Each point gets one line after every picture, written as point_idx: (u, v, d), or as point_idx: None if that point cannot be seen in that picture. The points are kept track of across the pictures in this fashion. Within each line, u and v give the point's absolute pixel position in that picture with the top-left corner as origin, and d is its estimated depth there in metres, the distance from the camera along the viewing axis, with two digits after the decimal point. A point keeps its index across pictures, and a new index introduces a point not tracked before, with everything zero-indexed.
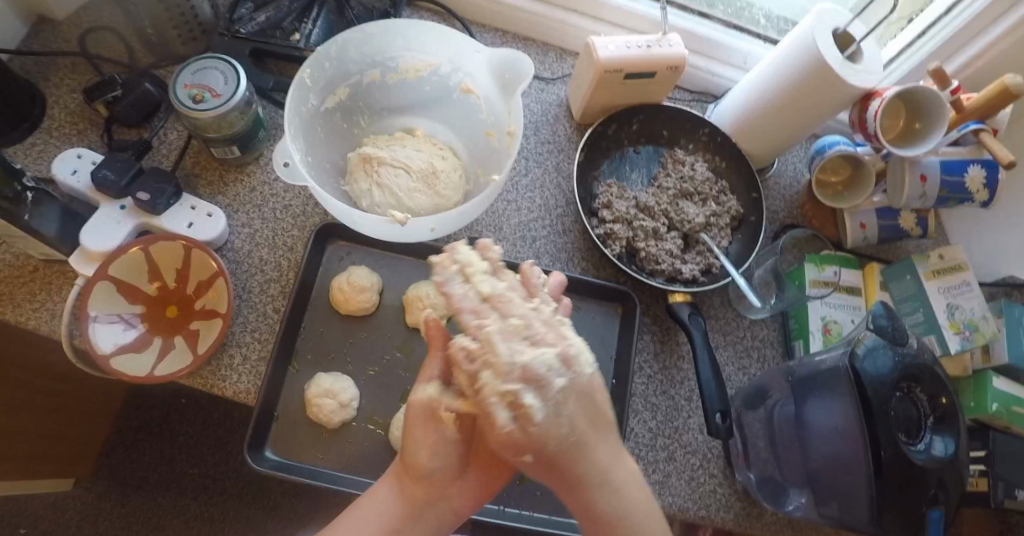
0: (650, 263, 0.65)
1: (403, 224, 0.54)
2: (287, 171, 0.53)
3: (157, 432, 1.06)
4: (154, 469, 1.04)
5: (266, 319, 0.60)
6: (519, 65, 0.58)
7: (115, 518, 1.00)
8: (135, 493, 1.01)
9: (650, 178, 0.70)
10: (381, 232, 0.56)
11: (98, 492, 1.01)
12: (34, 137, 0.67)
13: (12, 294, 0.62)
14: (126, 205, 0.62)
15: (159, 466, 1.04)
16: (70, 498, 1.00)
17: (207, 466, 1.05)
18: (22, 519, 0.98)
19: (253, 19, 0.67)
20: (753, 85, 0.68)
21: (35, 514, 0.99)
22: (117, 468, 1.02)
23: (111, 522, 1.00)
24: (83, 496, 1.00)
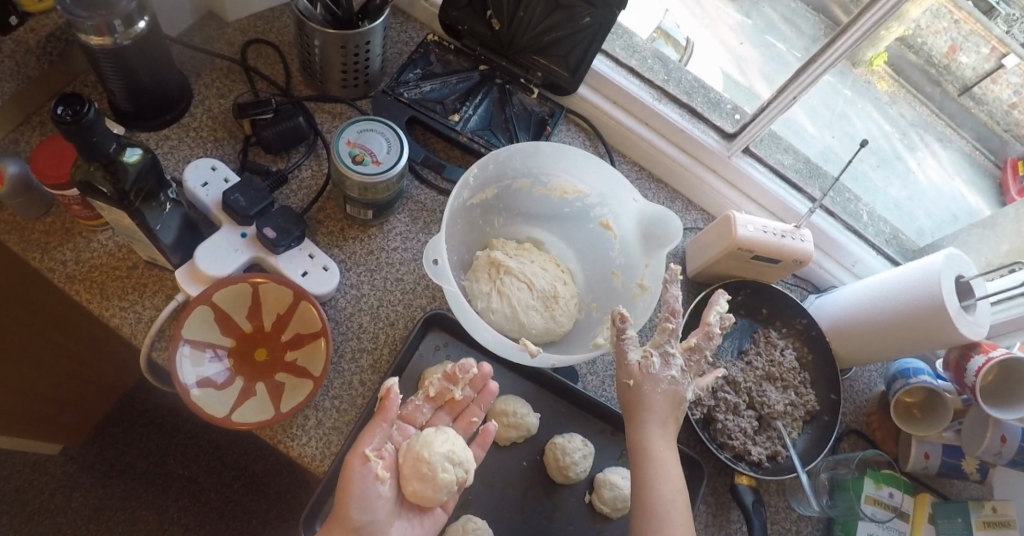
0: (724, 436, 0.66)
1: (534, 356, 0.53)
2: (436, 270, 0.52)
3: (158, 422, 1.03)
4: (143, 458, 1.01)
5: (352, 389, 0.60)
6: (666, 223, 0.58)
7: (90, 497, 0.97)
8: (117, 478, 0.99)
9: (739, 350, 0.72)
10: (500, 350, 0.55)
11: (81, 465, 0.99)
12: (171, 129, 0.68)
13: (105, 285, 0.61)
14: (247, 233, 0.62)
15: (148, 456, 1.01)
16: (51, 462, 0.98)
17: (198, 471, 1.01)
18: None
19: (417, 87, 0.70)
20: (862, 294, 0.70)
21: (13, 468, 0.97)
22: (106, 446, 1.00)
23: (84, 499, 0.97)
24: (65, 464, 0.98)
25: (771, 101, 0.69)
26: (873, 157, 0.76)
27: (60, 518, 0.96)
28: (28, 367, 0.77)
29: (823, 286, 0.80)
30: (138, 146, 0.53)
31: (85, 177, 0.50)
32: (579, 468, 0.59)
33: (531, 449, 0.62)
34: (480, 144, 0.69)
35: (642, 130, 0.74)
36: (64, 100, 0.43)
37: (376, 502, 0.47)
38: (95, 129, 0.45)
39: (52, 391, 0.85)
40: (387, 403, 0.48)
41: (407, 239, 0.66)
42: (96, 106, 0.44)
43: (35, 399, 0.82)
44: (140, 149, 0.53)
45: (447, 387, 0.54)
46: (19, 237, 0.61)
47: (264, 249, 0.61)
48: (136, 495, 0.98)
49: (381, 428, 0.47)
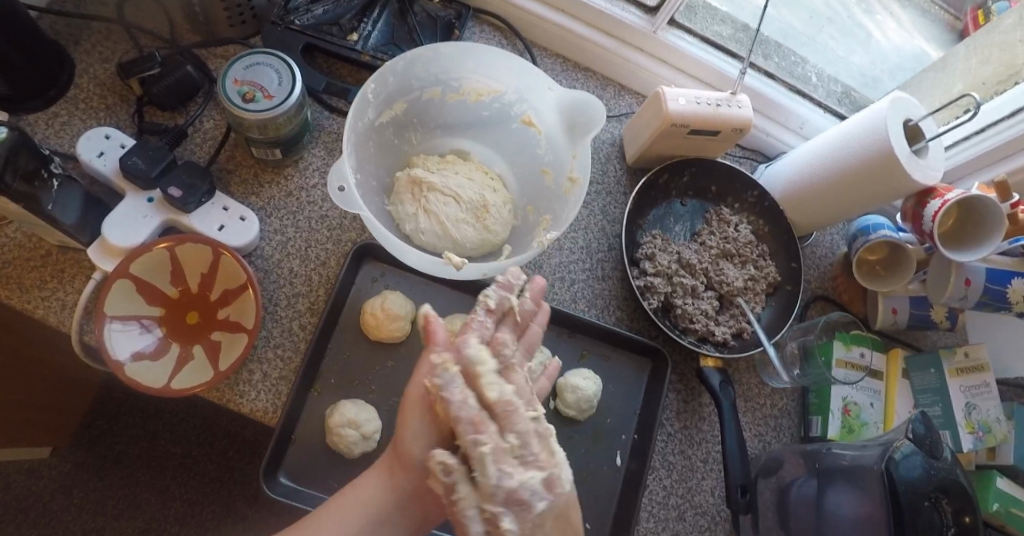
0: (685, 321, 0.64)
1: (458, 268, 0.51)
2: (341, 196, 0.50)
3: (142, 407, 1.03)
4: (134, 444, 1.02)
5: (292, 335, 0.58)
6: (591, 109, 0.56)
7: (90, 490, 0.99)
8: (112, 468, 1.00)
9: (693, 233, 0.69)
10: (429, 271, 0.53)
11: (76, 462, 1.00)
12: (58, 107, 0.63)
13: (21, 279, 0.59)
14: (154, 197, 0.58)
15: (139, 442, 1.02)
16: (47, 467, 0.99)
17: (191, 447, 1.03)
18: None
19: (309, 11, 0.64)
20: (813, 155, 0.67)
21: (9, 479, 0.97)
22: (98, 442, 1.01)
23: (85, 493, 0.98)
24: (60, 464, 0.99)
25: None
26: (837, 28, 0.78)
27: (68, 517, 0.97)
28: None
29: (772, 154, 0.76)
30: (5, 126, 0.49)
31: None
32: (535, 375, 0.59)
33: None
34: (384, 59, 0.64)
35: (559, 18, 0.69)
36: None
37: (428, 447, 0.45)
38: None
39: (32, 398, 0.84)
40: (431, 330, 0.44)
41: (326, 174, 0.63)
42: None
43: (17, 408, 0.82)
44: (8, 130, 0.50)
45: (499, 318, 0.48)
46: None
47: (173, 210, 0.58)
48: (139, 482, 1.00)
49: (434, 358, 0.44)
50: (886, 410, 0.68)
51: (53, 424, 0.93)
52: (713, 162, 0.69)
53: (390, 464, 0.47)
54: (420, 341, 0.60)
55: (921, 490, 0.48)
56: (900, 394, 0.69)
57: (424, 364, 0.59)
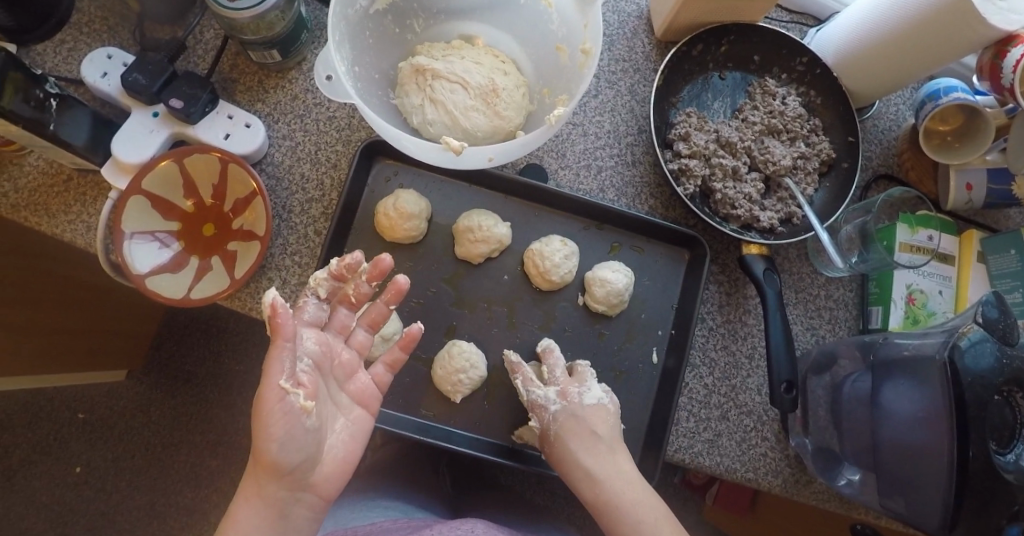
0: (725, 207, 0.59)
1: (459, 154, 0.48)
2: (329, 86, 0.48)
3: (204, 328, 1.06)
4: (201, 365, 1.06)
5: (307, 242, 0.57)
6: None
7: (166, 409, 1.05)
8: (183, 387, 1.05)
9: (734, 109, 0.62)
10: (434, 162, 0.51)
11: (150, 382, 1.05)
12: (63, 33, 0.62)
13: (48, 205, 0.60)
14: (159, 112, 0.57)
15: (206, 361, 1.06)
16: (125, 387, 1.05)
17: (254, 365, 1.05)
18: (83, 402, 1.05)
19: None
20: (867, 6, 0.57)
21: (92, 399, 1.05)
22: (167, 363, 1.06)
23: (162, 411, 1.05)
24: (137, 385, 1.05)
25: None
26: None
27: (149, 431, 1.05)
28: (40, 312, 0.79)
29: (824, 16, 0.67)
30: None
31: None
32: (561, 270, 0.56)
33: (510, 262, 0.58)
34: None
35: None
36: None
37: (305, 438, 0.41)
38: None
39: (90, 329, 0.90)
40: (277, 322, 0.39)
41: None
42: None
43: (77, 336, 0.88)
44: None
45: (339, 287, 0.47)
46: None
47: (179, 123, 0.57)
48: (208, 397, 1.05)
49: (284, 350, 0.40)
50: (957, 296, 0.61)
51: (119, 354, 0.98)
52: (730, 38, 0.62)
53: (254, 476, 0.41)
54: (441, 241, 0.58)
55: (991, 383, 0.43)
56: (975, 280, 0.61)
57: (445, 264, 0.57)
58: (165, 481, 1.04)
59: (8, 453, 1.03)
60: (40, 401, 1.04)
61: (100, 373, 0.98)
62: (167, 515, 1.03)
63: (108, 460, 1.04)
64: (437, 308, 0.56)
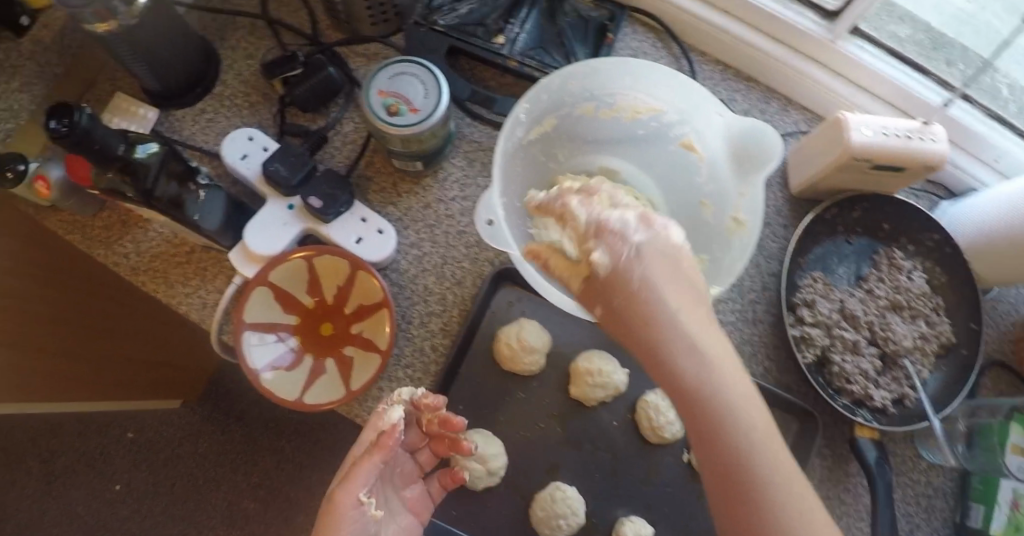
0: (841, 381, 0.58)
1: None
2: (489, 231, 0.49)
3: None
4: (256, 405, 1.07)
5: (423, 356, 0.56)
6: (762, 138, 0.50)
7: (216, 442, 1.06)
8: (235, 424, 1.06)
9: (858, 276, 0.62)
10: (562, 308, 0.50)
11: (203, 416, 1.07)
12: (204, 102, 0.63)
13: (166, 274, 0.60)
14: (294, 204, 0.57)
15: (260, 403, 1.07)
16: (177, 415, 1.07)
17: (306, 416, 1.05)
18: (134, 422, 1.07)
19: (454, 10, 0.60)
20: (996, 203, 0.57)
21: (145, 422, 1.07)
22: (222, 399, 1.08)
23: (211, 443, 1.06)
24: (189, 416, 1.07)
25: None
26: None
27: (195, 463, 1.06)
28: (92, 337, 0.79)
29: (958, 190, 0.66)
30: (153, 141, 0.51)
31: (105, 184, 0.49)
32: (674, 427, 0.55)
33: (619, 407, 0.58)
34: (533, 66, 0.59)
35: (720, 19, 0.62)
36: (52, 112, 0.41)
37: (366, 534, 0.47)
38: (92, 134, 0.43)
39: (150, 358, 0.92)
40: (383, 443, 0.44)
41: (466, 186, 0.59)
42: (85, 109, 0.42)
43: (139, 366, 0.91)
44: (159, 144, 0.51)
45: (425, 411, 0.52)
46: (83, 236, 0.61)
47: (313, 219, 0.57)
48: (258, 438, 1.06)
49: (374, 467, 0.45)
50: None
51: (173, 388, 1.00)
52: (862, 201, 0.62)
53: None
54: (554, 375, 0.57)
55: None
56: None
57: (555, 401, 0.57)
58: (201, 514, 1.04)
59: (56, 458, 1.06)
60: (93, 417, 1.07)
61: (153, 402, 1.00)
62: None
63: (150, 483, 1.06)
64: (541, 444, 0.56)
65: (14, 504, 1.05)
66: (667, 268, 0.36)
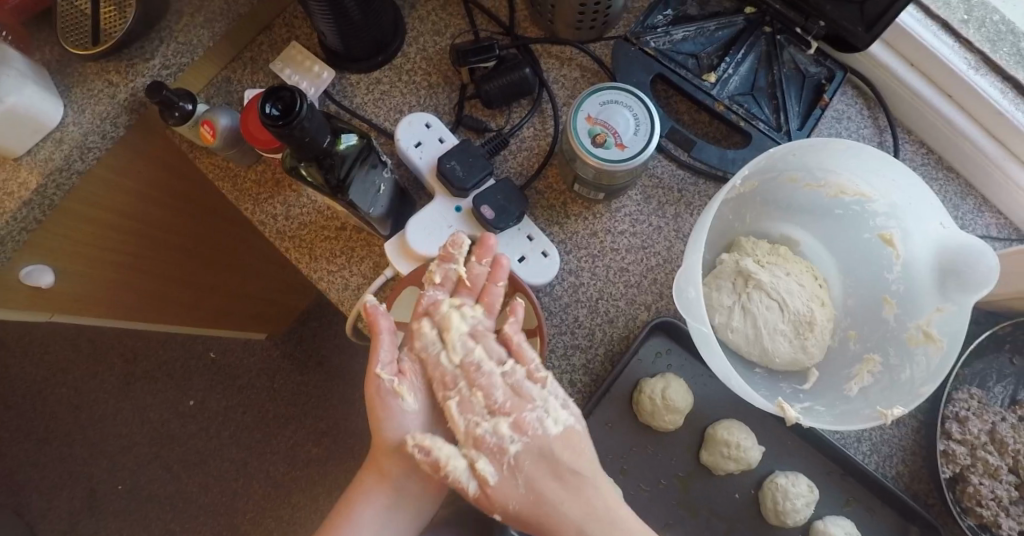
0: (970, 501, 0.56)
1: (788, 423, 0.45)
2: (681, 300, 0.46)
3: None
4: (335, 355, 1.08)
5: (561, 390, 0.55)
6: (976, 257, 0.46)
7: (291, 380, 1.09)
8: (314, 369, 1.08)
9: (1014, 400, 0.59)
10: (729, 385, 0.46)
11: (285, 351, 1.09)
12: (383, 73, 0.60)
13: (313, 245, 0.58)
14: (462, 207, 0.55)
15: (340, 355, 1.08)
16: (260, 346, 1.10)
17: None
18: (218, 344, 1.10)
19: (668, 35, 0.58)
20: None
21: (228, 347, 1.10)
22: (305, 340, 1.09)
23: (286, 380, 1.09)
24: (271, 349, 1.10)
25: None
26: None
27: (267, 396, 1.09)
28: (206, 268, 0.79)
29: None
30: (354, 132, 0.49)
31: (295, 168, 0.48)
32: (798, 516, 0.53)
33: (745, 480, 0.56)
34: (740, 114, 0.56)
35: (943, 102, 0.60)
36: (275, 97, 0.43)
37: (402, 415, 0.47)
38: (304, 127, 0.42)
39: (259, 295, 0.92)
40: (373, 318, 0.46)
41: (638, 222, 0.56)
42: (307, 101, 0.41)
43: (250, 301, 0.92)
44: (354, 139, 0.49)
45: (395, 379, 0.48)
46: (233, 186, 0.60)
47: (478, 227, 0.54)
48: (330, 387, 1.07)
49: (383, 342, 0.46)
50: None
51: (272, 320, 1.01)
52: None
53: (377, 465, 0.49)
54: (687, 437, 0.56)
55: None
56: None
57: (683, 461, 0.56)
58: (261, 445, 1.07)
59: (139, 360, 1.11)
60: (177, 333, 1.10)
61: (244, 333, 1.03)
62: (253, 478, 1.06)
63: (222, 405, 1.09)
64: (661, 502, 0.54)
65: (95, 396, 1.10)
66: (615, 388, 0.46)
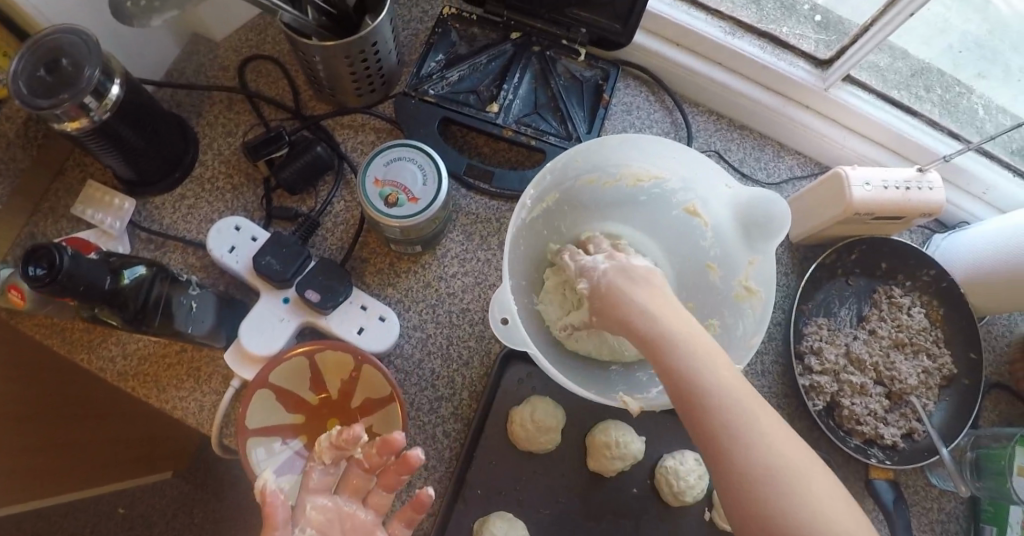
0: (851, 423, 0.59)
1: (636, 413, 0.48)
2: (505, 330, 0.51)
3: None
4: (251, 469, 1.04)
5: (437, 444, 0.55)
6: (769, 207, 0.49)
7: (212, 509, 1.03)
8: (232, 490, 1.03)
9: (859, 317, 0.63)
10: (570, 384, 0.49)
11: (196, 482, 1.04)
12: (184, 187, 0.59)
13: (157, 377, 0.57)
14: (290, 296, 0.55)
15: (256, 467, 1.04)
16: (170, 486, 1.04)
17: None
18: (124, 498, 1.03)
19: (443, 78, 0.59)
20: (991, 239, 0.60)
21: (135, 497, 1.03)
22: (216, 463, 1.05)
23: (208, 510, 1.03)
24: (181, 484, 1.04)
25: (859, 36, 0.58)
26: None
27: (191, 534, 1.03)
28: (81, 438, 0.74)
29: (950, 223, 0.69)
30: (139, 264, 0.49)
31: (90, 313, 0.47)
32: (694, 491, 0.54)
33: (639, 474, 0.57)
34: (529, 134, 0.59)
35: (715, 71, 0.63)
36: (34, 256, 0.41)
37: None
38: (74, 275, 0.41)
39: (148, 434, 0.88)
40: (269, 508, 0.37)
41: (466, 261, 0.58)
42: (66, 250, 0.41)
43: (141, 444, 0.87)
44: (144, 266, 0.49)
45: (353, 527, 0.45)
46: (62, 340, 0.57)
47: (311, 312, 0.55)
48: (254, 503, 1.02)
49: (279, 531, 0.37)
50: None
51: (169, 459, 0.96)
52: (862, 242, 0.63)
53: None
54: (571, 450, 0.57)
55: None
56: None
57: (576, 474, 0.56)
58: None
59: None
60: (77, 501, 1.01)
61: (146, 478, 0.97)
62: None
63: None
64: (567, 520, 0.55)
65: None
66: (635, 283, 0.41)
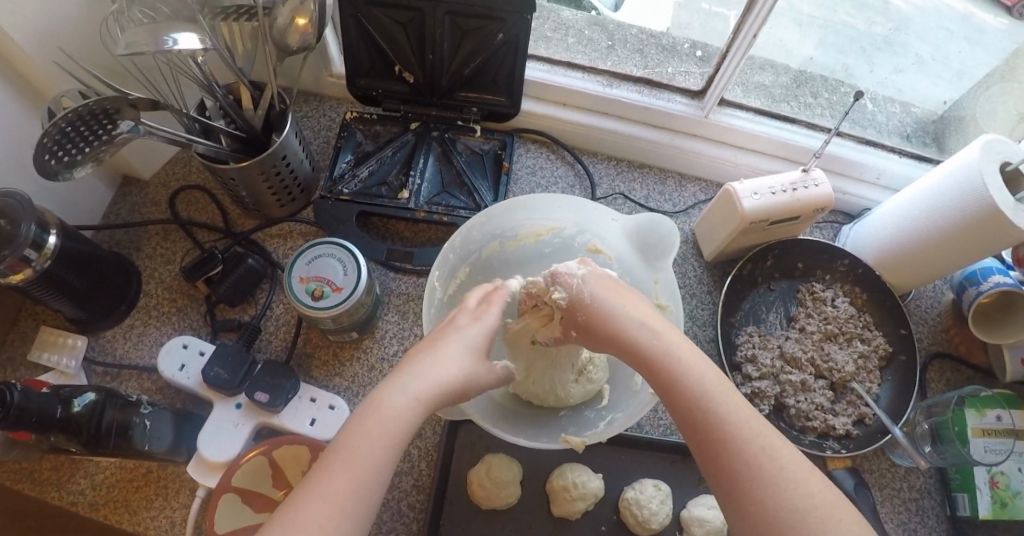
0: (801, 421, 0.61)
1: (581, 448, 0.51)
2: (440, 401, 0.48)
3: None
4: None
5: (402, 518, 0.57)
6: (660, 227, 0.54)
7: None
8: None
9: (788, 318, 0.66)
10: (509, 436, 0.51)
11: None
12: (132, 318, 0.63)
13: (128, 501, 0.59)
14: (240, 403, 0.58)
15: None
16: None
17: None
18: None
19: (355, 176, 0.65)
20: (898, 212, 0.63)
21: None
22: None
23: None
24: None
25: (720, 66, 0.63)
26: None
27: None
28: None
29: (855, 213, 0.73)
30: (90, 389, 0.51)
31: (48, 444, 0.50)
32: (658, 517, 0.55)
33: (605, 510, 0.58)
34: (440, 212, 0.63)
35: (604, 122, 0.69)
36: None
37: None
38: (24, 407, 0.45)
39: None
40: None
41: (404, 338, 0.62)
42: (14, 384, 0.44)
43: None
44: (93, 391, 0.52)
45: None
46: (32, 482, 0.59)
47: (263, 413, 0.57)
48: None
49: None
50: None
51: None
52: (772, 248, 0.67)
53: None
54: (533, 499, 0.58)
55: None
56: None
57: (541, 522, 0.57)
58: None
59: None
60: None
61: None
62: None
63: None
64: None
65: None
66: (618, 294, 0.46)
